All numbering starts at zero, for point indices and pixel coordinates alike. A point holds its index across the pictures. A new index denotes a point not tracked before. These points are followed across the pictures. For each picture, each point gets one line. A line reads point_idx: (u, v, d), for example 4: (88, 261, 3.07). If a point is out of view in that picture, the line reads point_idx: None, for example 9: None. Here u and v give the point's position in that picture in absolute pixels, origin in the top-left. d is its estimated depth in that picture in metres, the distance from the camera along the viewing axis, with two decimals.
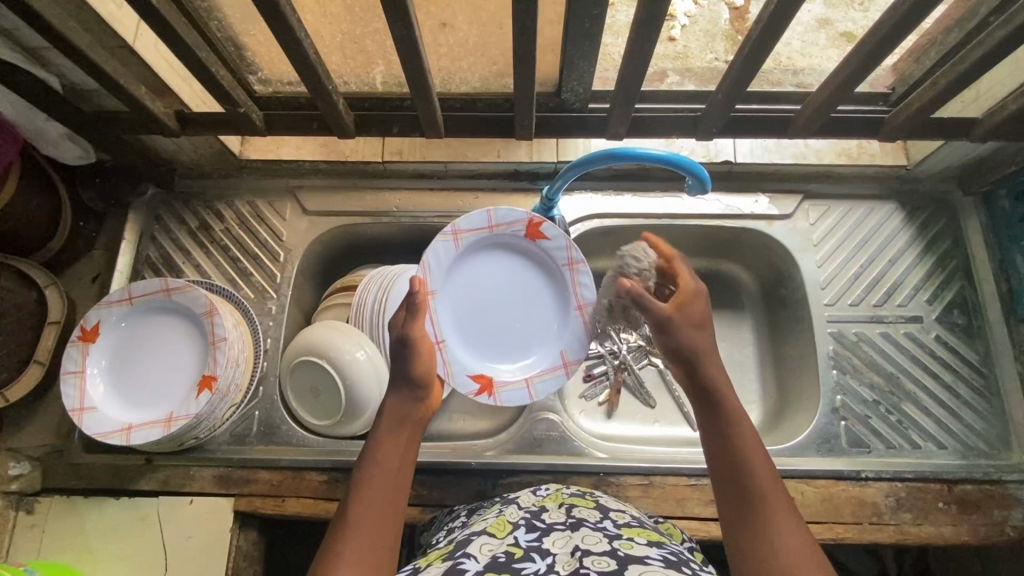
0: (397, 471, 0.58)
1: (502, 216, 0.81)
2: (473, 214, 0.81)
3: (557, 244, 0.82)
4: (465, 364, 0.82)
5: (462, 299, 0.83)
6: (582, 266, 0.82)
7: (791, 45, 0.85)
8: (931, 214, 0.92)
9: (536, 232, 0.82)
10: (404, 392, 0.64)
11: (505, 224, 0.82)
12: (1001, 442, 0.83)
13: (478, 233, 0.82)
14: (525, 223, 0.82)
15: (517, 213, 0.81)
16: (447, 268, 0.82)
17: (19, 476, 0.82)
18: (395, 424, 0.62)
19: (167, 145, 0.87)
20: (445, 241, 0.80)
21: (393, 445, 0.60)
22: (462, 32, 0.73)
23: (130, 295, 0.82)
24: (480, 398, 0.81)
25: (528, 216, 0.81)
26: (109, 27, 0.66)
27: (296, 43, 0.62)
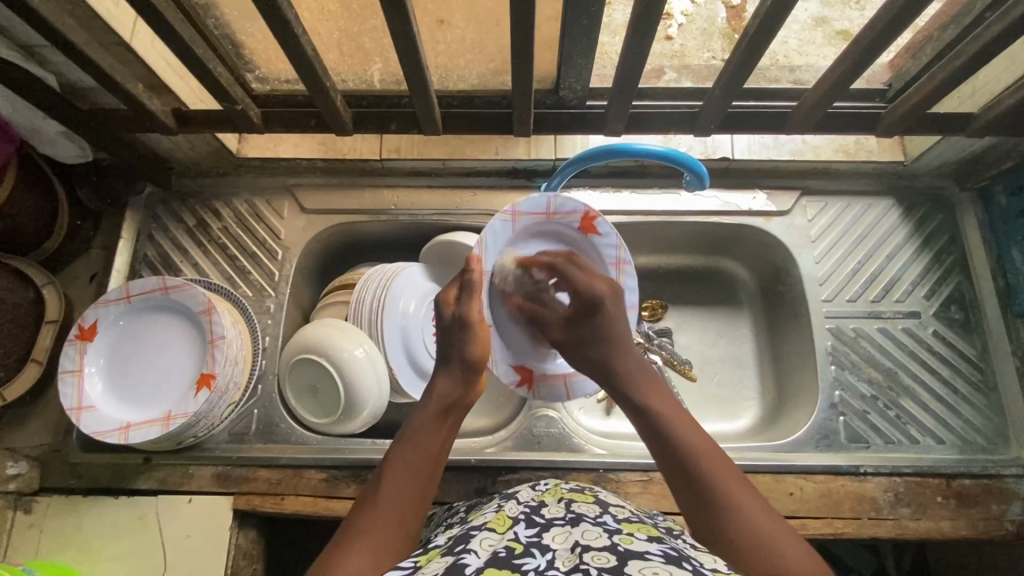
0: (434, 454, 0.60)
1: (561, 206, 0.76)
2: (535, 198, 0.74)
3: (608, 241, 0.78)
4: (507, 355, 0.80)
5: (508, 284, 0.78)
6: (629, 267, 0.79)
7: (788, 43, 0.86)
8: (928, 210, 0.93)
9: (591, 226, 0.77)
10: (455, 370, 0.67)
11: (563, 214, 0.76)
12: (999, 437, 0.84)
13: (536, 217, 0.76)
14: (582, 215, 0.77)
15: (575, 203, 0.76)
16: (499, 251, 0.76)
17: (17, 476, 0.81)
18: (439, 409, 0.64)
19: (164, 144, 0.87)
20: (502, 220, 0.74)
21: (434, 428, 0.62)
22: (459, 29, 0.73)
23: (128, 293, 0.82)
24: (518, 389, 0.82)
25: (586, 208, 0.76)
26: (106, 24, 0.66)
27: (293, 39, 0.62)
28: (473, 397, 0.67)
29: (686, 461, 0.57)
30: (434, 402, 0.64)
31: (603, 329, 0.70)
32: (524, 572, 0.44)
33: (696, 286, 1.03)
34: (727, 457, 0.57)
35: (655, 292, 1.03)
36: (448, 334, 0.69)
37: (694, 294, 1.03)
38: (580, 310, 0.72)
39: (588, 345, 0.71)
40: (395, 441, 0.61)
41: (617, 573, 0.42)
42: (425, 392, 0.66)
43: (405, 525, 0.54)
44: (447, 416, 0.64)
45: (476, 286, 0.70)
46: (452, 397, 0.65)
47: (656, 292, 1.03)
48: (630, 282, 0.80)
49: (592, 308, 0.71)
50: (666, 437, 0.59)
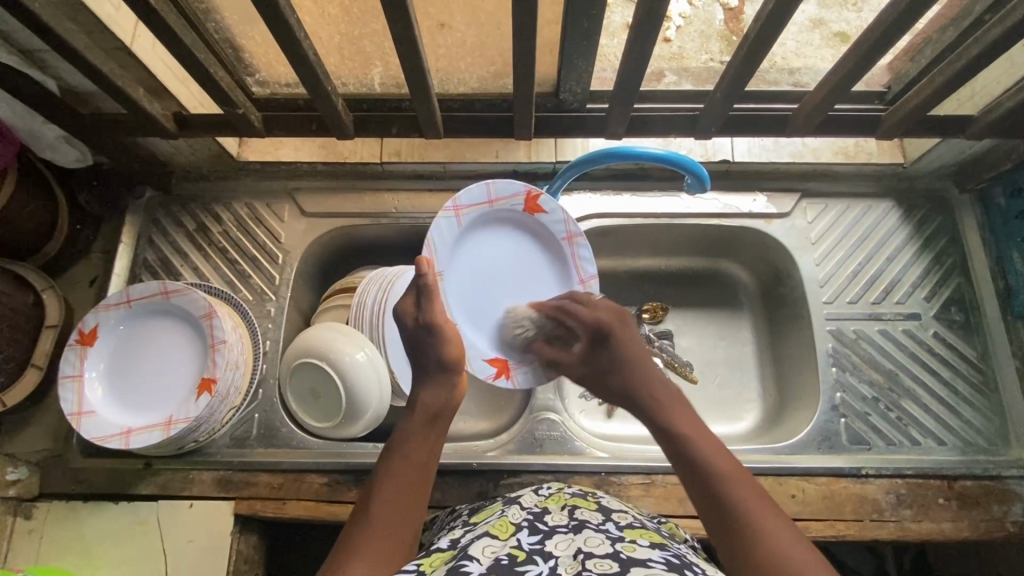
0: (422, 466, 0.60)
1: (502, 189, 0.78)
2: (472, 188, 0.76)
3: (554, 217, 0.81)
4: (481, 346, 0.79)
5: (467, 272, 0.79)
6: (581, 240, 0.82)
7: (786, 45, 0.87)
8: (928, 211, 0.93)
9: (535, 205, 0.80)
10: (435, 376, 0.65)
11: (505, 198, 0.79)
12: (1000, 438, 0.84)
13: (479, 208, 0.79)
14: (524, 196, 0.80)
15: (516, 185, 0.79)
16: (451, 247, 0.77)
17: (18, 481, 0.81)
18: (425, 418, 0.63)
19: (165, 148, 0.87)
20: (446, 217, 0.76)
21: (422, 436, 0.61)
22: (460, 32, 0.73)
23: (128, 298, 0.82)
24: (498, 381, 0.79)
25: (526, 188, 0.79)
26: (108, 29, 0.66)
27: (295, 43, 0.62)
28: (459, 403, 0.66)
29: (714, 484, 0.55)
30: (419, 412, 0.63)
31: (622, 355, 0.69)
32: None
33: (697, 288, 1.03)
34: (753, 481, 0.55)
35: (656, 294, 1.03)
36: (415, 343, 0.66)
37: (694, 296, 1.03)
38: (591, 341, 0.71)
39: (607, 374, 0.70)
40: (382, 455, 0.61)
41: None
42: (410, 403, 0.65)
43: (399, 539, 0.54)
44: (433, 425, 0.63)
45: (432, 288, 0.66)
46: (438, 405, 0.64)
47: (656, 295, 1.03)
48: (585, 254, 0.82)
49: (605, 334, 0.70)
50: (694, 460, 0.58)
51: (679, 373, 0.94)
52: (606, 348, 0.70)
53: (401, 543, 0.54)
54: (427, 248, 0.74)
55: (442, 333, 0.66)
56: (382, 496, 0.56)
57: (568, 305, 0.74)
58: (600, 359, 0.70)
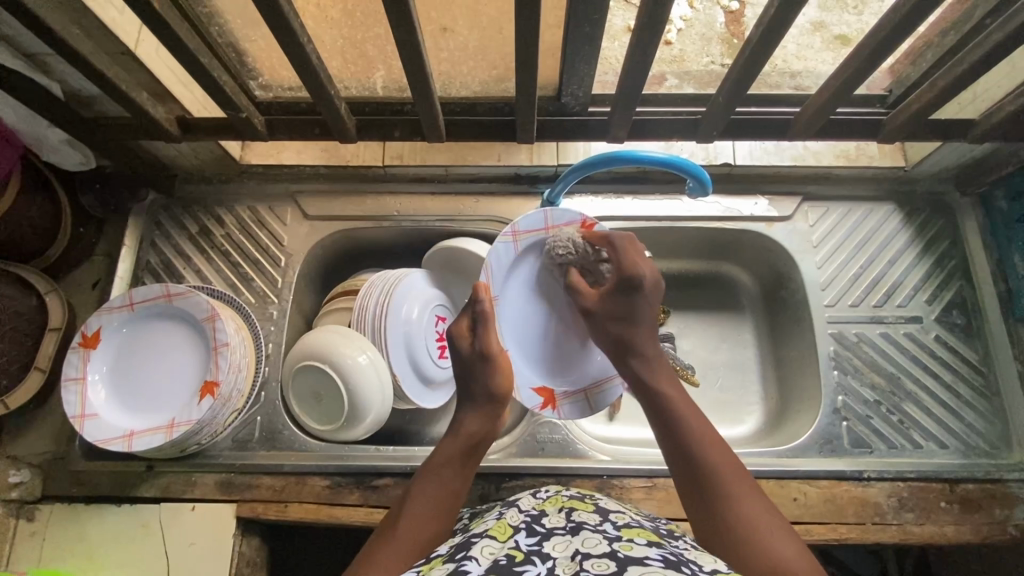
0: (455, 491, 0.61)
1: (558, 216, 0.80)
2: (529, 215, 0.79)
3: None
4: (528, 377, 0.83)
5: (522, 301, 0.83)
6: None
7: (787, 48, 0.87)
8: (929, 215, 0.93)
9: (590, 233, 0.80)
10: (483, 405, 0.67)
11: (561, 225, 0.80)
12: (1002, 442, 0.84)
13: (535, 234, 0.81)
14: (580, 224, 0.80)
15: (571, 214, 0.80)
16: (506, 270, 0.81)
17: (19, 484, 0.82)
18: (466, 447, 0.64)
19: (168, 151, 0.87)
20: (505, 242, 0.80)
21: (457, 461, 0.63)
22: (462, 37, 0.74)
23: (131, 302, 0.82)
24: (545, 413, 0.83)
25: (581, 217, 0.80)
26: (112, 33, 0.66)
27: (298, 48, 0.62)
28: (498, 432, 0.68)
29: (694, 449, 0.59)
30: (461, 439, 0.64)
31: (637, 310, 0.70)
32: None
33: (698, 291, 1.03)
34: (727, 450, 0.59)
35: None
36: (467, 371, 0.69)
37: (695, 299, 1.03)
38: (617, 285, 0.71)
39: (617, 320, 0.71)
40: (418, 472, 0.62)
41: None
42: (453, 425, 0.67)
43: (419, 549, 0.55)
44: (472, 455, 0.64)
45: (486, 314, 0.70)
46: (479, 436, 0.65)
47: None
48: None
49: (630, 281, 0.70)
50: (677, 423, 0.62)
51: (682, 375, 0.94)
52: (629, 296, 0.70)
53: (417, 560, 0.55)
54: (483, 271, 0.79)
55: (496, 363, 0.69)
56: (410, 511, 0.58)
57: (618, 241, 0.73)
58: (617, 304, 0.71)
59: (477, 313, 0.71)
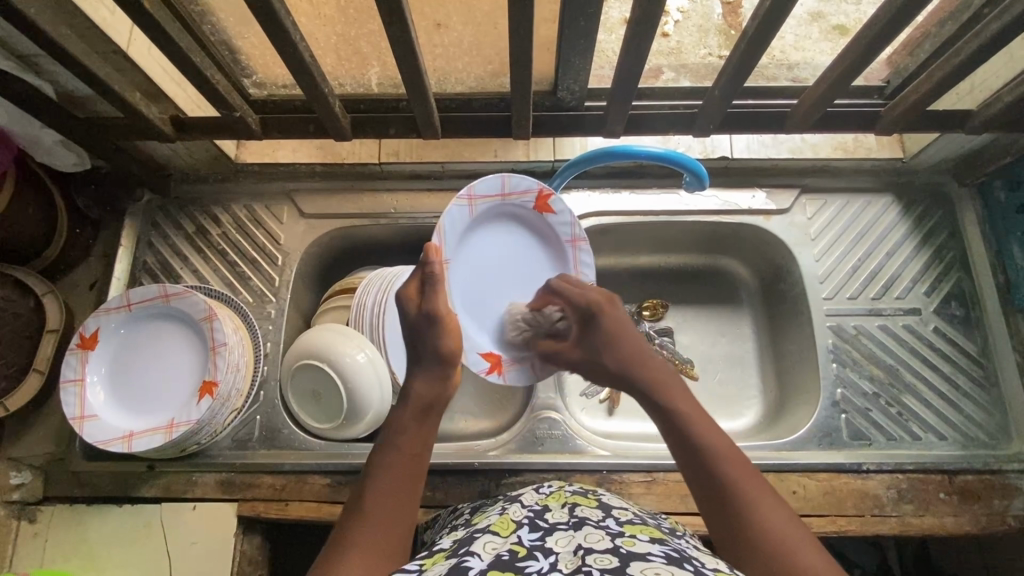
0: (416, 456, 0.59)
1: (516, 184, 0.76)
2: (488, 178, 0.74)
3: (562, 219, 0.79)
4: (477, 341, 0.77)
5: (473, 267, 0.77)
6: (583, 244, 0.80)
7: (785, 39, 0.85)
8: (927, 206, 0.93)
9: (546, 204, 0.78)
10: (431, 367, 0.65)
11: (518, 193, 0.76)
12: (1001, 432, 0.84)
13: (490, 200, 0.76)
14: (536, 194, 0.77)
15: (530, 181, 0.76)
16: (460, 237, 0.75)
17: (21, 486, 0.82)
18: (418, 411, 0.62)
19: (162, 151, 0.87)
20: (459, 206, 0.73)
21: (414, 430, 0.61)
22: (457, 32, 0.74)
23: (128, 301, 0.82)
24: (491, 377, 0.77)
25: (540, 187, 0.77)
26: (103, 33, 0.66)
27: (291, 46, 0.62)
28: (452, 393, 0.66)
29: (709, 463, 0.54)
30: (412, 402, 0.62)
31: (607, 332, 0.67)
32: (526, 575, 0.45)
33: (696, 285, 1.03)
34: (748, 459, 0.55)
35: (656, 292, 1.03)
36: (415, 332, 0.66)
37: (692, 292, 1.03)
38: (580, 322, 0.69)
39: (601, 356, 0.67)
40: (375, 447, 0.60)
41: (619, 573, 0.42)
42: (403, 392, 0.64)
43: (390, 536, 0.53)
44: (427, 416, 0.62)
45: (437, 277, 0.66)
46: (431, 397, 0.63)
47: (656, 293, 1.03)
48: (585, 258, 0.81)
49: (591, 312, 0.68)
50: (690, 439, 0.56)
51: (681, 370, 0.95)
52: (596, 326, 0.68)
53: (394, 543, 0.53)
54: (438, 234, 0.72)
55: (445, 323, 0.65)
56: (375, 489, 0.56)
57: (555, 284, 0.72)
58: (592, 337, 0.68)
59: (427, 274, 0.67)
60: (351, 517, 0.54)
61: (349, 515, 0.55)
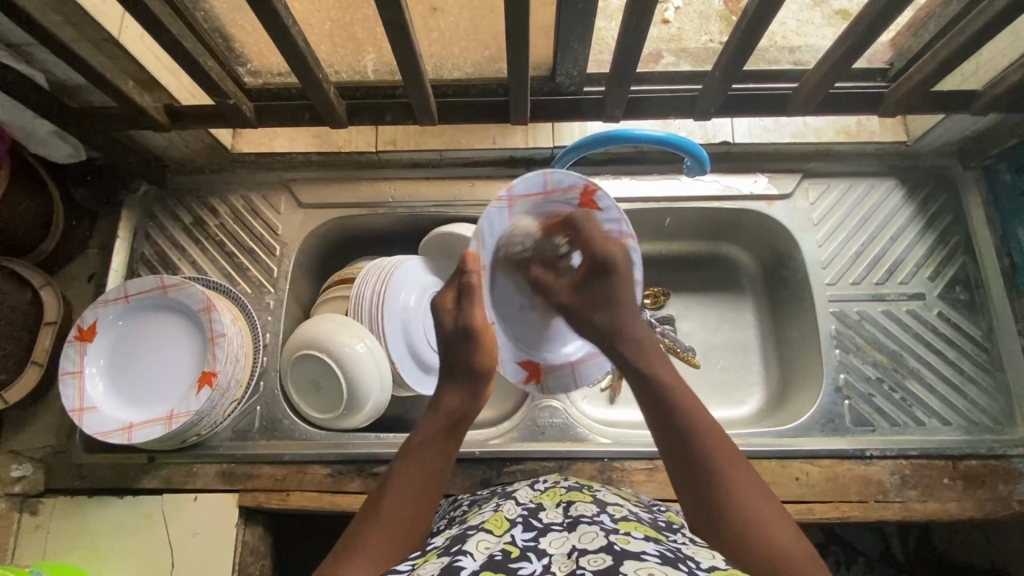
0: (437, 471, 0.59)
1: (559, 180, 0.65)
2: (529, 176, 0.64)
3: (609, 215, 0.69)
4: (514, 354, 0.75)
5: (509, 276, 0.71)
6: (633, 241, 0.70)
7: (785, 24, 0.84)
8: (931, 190, 0.92)
9: (591, 201, 0.67)
10: (464, 383, 0.65)
11: (562, 189, 0.66)
12: (1005, 417, 0.83)
13: (531, 199, 0.66)
14: (582, 189, 0.66)
15: (573, 177, 0.65)
16: (497, 242, 0.68)
17: (22, 478, 0.82)
18: (445, 426, 0.62)
19: (158, 141, 0.86)
20: (497, 208, 0.65)
21: (438, 444, 0.61)
22: (453, 16, 0.72)
23: (126, 293, 0.82)
24: (527, 386, 0.78)
25: (587, 182, 0.66)
26: (94, 20, 0.65)
27: (285, 31, 0.61)
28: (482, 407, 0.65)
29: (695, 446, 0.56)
30: (440, 417, 0.62)
31: (613, 294, 0.66)
32: None
33: (698, 273, 1.02)
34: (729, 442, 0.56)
35: (657, 280, 1.02)
36: (451, 345, 0.65)
37: (694, 280, 1.02)
38: (591, 268, 0.67)
39: (598, 311, 0.66)
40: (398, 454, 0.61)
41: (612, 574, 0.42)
42: (432, 405, 0.64)
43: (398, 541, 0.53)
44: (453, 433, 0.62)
45: (474, 288, 0.65)
46: (458, 412, 0.63)
47: (656, 279, 1.02)
48: None
49: (604, 266, 0.66)
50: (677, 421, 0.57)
51: (682, 357, 0.95)
52: (608, 278, 0.66)
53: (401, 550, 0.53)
54: (473, 248, 0.66)
55: (479, 339, 0.65)
56: (391, 495, 0.56)
57: (580, 219, 0.66)
58: (595, 292, 0.67)
59: (463, 284, 0.66)
60: (365, 519, 0.55)
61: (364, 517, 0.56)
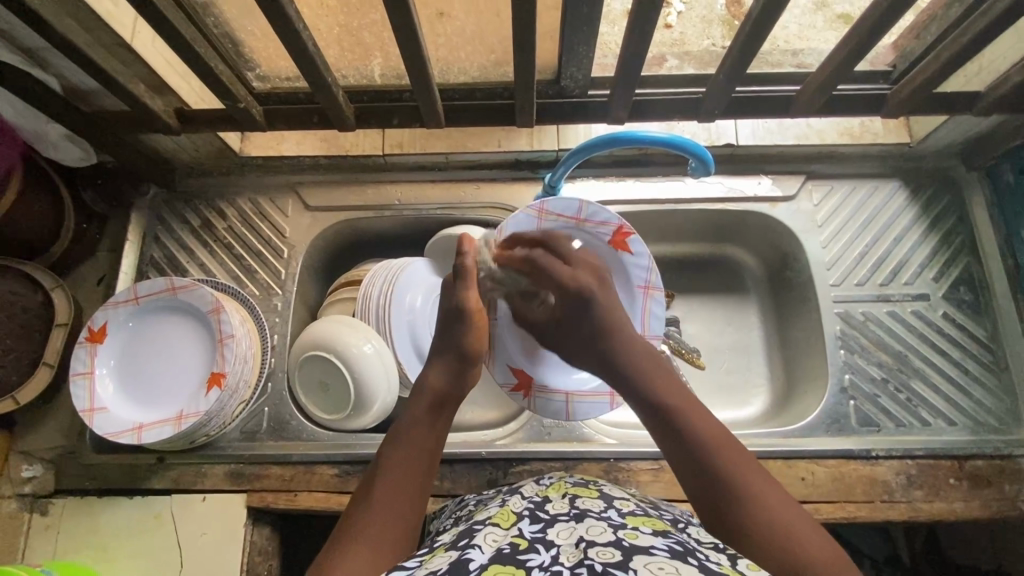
0: (427, 451, 0.60)
1: (593, 212, 0.80)
2: (566, 199, 0.80)
3: (638, 261, 0.83)
4: (512, 358, 0.85)
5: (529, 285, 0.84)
6: (657, 293, 0.83)
7: (788, 28, 0.85)
8: (934, 191, 0.92)
9: (622, 242, 0.82)
10: (451, 361, 0.68)
11: (595, 222, 0.81)
12: (1011, 418, 0.83)
13: (567, 220, 0.82)
14: (614, 229, 0.82)
15: (608, 214, 0.81)
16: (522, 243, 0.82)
17: (33, 478, 0.84)
18: (430, 405, 0.64)
19: (167, 144, 0.87)
20: (528, 214, 0.81)
21: (426, 424, 0.62)
22: (460, 21, 0.73)
23: (136, 295, 0.82)
24: (513, 395, 0.85)
25: (619, 223, 0.81)
26: (107, 25, 0.66)
27: (295, 35, 0.62)
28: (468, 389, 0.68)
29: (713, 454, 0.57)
30: (425, 397, 0.64)
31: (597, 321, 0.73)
32: (529, 568, 0.45)
33: (702, 274, 1.03)
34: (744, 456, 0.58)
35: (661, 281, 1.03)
36: (444, 324, 0.69)
37: (697, 281, 1.03)
38: (569, 303, 0.74)
39: (588, 342, 0.72)
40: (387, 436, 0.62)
41: (621, 568, 0.42)
42: (415, 388, 0.66)
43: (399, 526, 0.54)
44: (439, 411, 0.64)
45: (469, 271, 0.70)
46: (445, 390, 0.65)
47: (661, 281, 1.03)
48: (655, 310, 0.83)
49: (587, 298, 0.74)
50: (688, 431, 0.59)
51: (688, 358, 0.94)
52: (584, 314, 0.73)
53: (403, 530, 0.54)
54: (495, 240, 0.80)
55: (471, 322, 0.69)
56: (384, 478, 0.57)
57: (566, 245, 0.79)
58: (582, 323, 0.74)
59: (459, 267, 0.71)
60: (363, 502, 0.56)
61: (361, 501, 0.57)
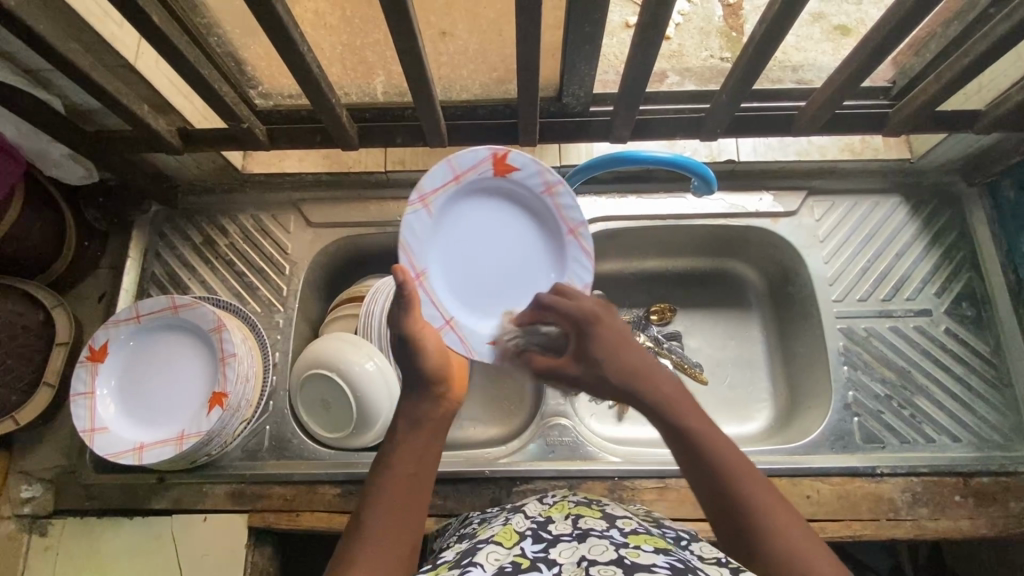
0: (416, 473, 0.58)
1: (464, 161, 0.69)
2: (433, 171, 0.68)
3: (527, 172, 0.72)
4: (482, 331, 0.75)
5: (445, 259, 0.73)
6: (562, 187, 0.73)
7: (786, 40, 0.82)
8: (936, 206, 0.92)
9: (504, 165, 0.71)
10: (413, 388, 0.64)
11: (471, 168, 0.70)
12: (1016, 433, 0.83)
13: (446, 188, 0.70)
14: (490, 159, 0.71)
15: (477, 152, 0.70)
16: (427, 241, 0.70)
17: (32, 499, 0.83)
18: (414, 425, 0.61)
19: (170, 162, 0.88)
20: (414, 212, 0.68)
21: (412, 444, 0.59)
22: (462, 41, 0.73)
23: (137, 314, 0.82)
24: None
25: (490, 152, 0.70)
26: (110, 47, 0.66)
27: (299, 57, 0.62)
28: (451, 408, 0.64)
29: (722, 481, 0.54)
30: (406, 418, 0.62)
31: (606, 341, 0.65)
32: None
33: (704, 289, 1.03)
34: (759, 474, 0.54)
35: (663, 296, 1.03)
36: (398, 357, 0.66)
37: (700, 296, 1.03)
38: (575, 333, 0.68)
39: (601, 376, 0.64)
40: (376, 459, 0.60)
41: None
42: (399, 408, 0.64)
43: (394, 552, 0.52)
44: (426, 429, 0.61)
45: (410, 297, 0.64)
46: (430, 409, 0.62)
47: (663, 295, 1.03)
48: (568, 202, 0.74)
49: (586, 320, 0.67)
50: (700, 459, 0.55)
51: (689, 374, 0.95)
52: (591, 334, 0.66)
53: (398, 554, 0.52)
54: (403, 254, 0.68)
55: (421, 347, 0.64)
56: (374, 506, 0.54)
57: (546, 297, 0.70)
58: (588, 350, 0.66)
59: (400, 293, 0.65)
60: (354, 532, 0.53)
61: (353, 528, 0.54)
